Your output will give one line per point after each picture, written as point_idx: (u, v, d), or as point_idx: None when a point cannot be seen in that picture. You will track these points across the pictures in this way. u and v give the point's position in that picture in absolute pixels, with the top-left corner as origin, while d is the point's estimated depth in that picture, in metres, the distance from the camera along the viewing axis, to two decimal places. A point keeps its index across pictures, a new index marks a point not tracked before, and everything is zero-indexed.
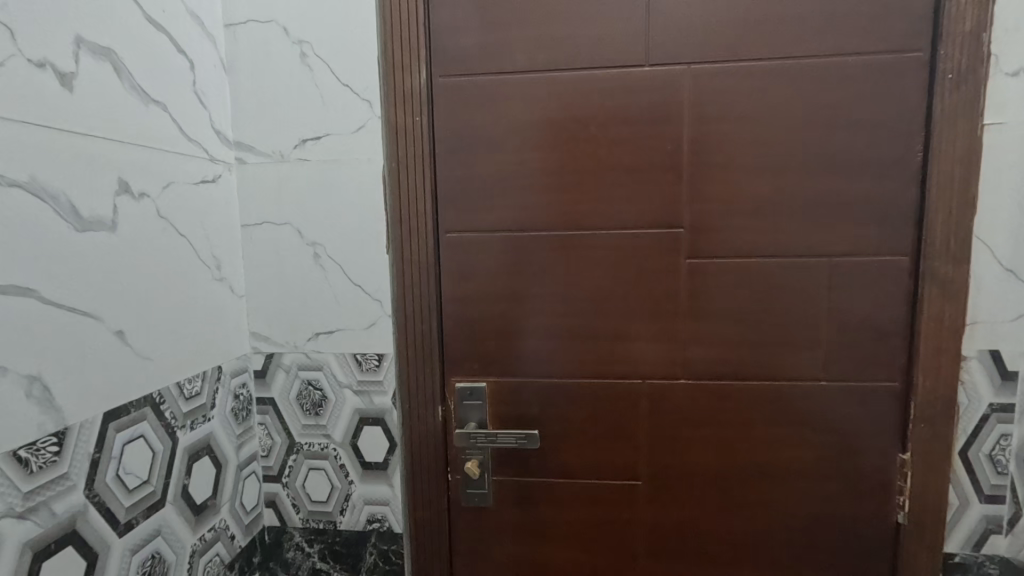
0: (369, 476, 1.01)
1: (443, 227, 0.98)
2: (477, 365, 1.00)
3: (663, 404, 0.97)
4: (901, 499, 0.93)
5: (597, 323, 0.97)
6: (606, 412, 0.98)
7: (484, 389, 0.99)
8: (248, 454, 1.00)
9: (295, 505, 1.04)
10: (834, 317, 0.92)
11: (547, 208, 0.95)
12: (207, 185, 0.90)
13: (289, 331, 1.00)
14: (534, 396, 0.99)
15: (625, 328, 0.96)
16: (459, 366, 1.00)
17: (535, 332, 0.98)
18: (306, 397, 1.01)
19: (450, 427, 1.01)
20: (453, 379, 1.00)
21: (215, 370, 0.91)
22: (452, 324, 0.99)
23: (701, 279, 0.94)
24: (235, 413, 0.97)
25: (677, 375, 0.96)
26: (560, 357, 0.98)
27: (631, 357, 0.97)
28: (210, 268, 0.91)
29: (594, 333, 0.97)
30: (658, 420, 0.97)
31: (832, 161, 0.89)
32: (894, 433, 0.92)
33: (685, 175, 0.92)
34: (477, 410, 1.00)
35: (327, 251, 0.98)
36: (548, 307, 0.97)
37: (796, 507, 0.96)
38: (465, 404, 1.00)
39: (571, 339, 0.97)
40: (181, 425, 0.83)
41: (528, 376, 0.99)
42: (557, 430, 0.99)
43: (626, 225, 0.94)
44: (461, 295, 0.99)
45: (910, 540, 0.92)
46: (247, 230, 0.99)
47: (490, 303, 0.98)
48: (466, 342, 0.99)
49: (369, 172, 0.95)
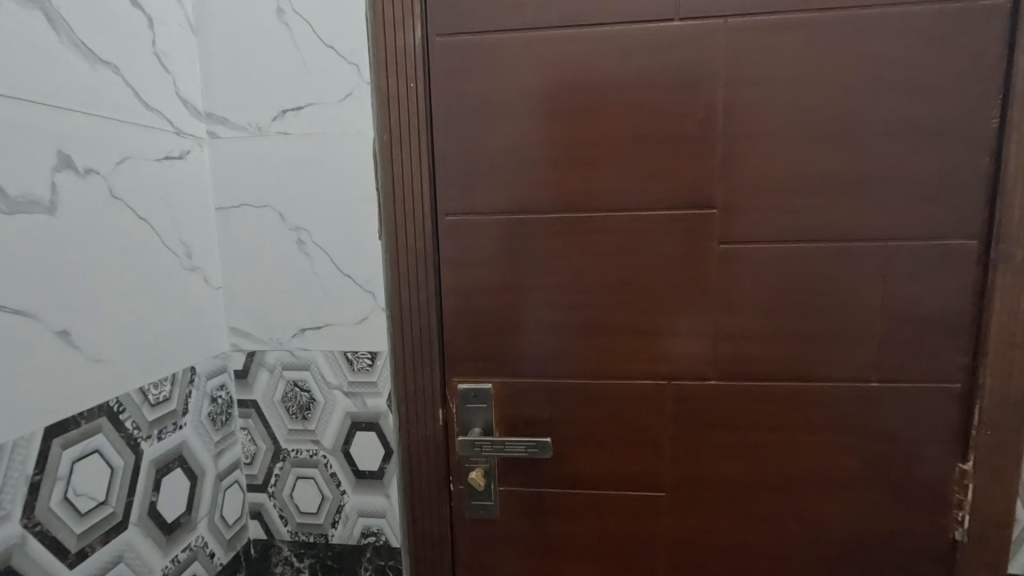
0: (363, 485, 0.92)
1: (442, 209, 0.87)
2: (482, 364, 0.89)
3: (692, 408, 0.86)
4: (960, 513, 0.83)
5: (618, 317, 0.86)
6: (627, 416, 0.87)
7: (489, 390, 0.89)
8: (228, 462, 0.91)
9: (282, 516, 0.94)
10: (888, 311, 0.81)
11: (561, 186, 0.84)
12: (173, 161, 0.79)
13: (273, 326, 0.90)
14: (546, 398, 0.89)
15: (649, 322, 0.85)
16: (462, 365, 0.90)
17: (548, 327, 0.87)
18: (292, 399, 0.91)
19: (452, 433, 0.91)
20: (455, 379, 0.90)
21: (187, 372, 0.81)
22: (453, 319, 0.89)
23: (736, 266, 0.83)
24: (212, 418, 0.87)
25: (707, 375, 0.85)
26: (576, 356, 0.87)
27: (656, 355, 0.86)
28: (180, 257, 0.80)
29: (614, 328, 0.86)
30: (685, 425, 0.86)
31: (892, 129, 0.77)
32: (954, 440, 0.82)
33: (718, 148, 0.80)
34: (481, 414, 0.90)
35: (313, 237, 0.87)
36: (562, 299, 0.86)
37: (839, 521, 0.86)
38: (468, 406, 0.90)
39: (588, 336, 0.87)
40: (146, 436, 0.73)
41: (539, 376, 0.88)
42: (571, 436, 0.89)
43: (651, 206, 0.83)
44: (463, 287, 0.88)
45: (968, 558, 0.82)
46: (223, 214, 0.88)
47: (497, 295, 0.87)
48: (470, 339, 0.89)
49: (358, 147, 0.84)
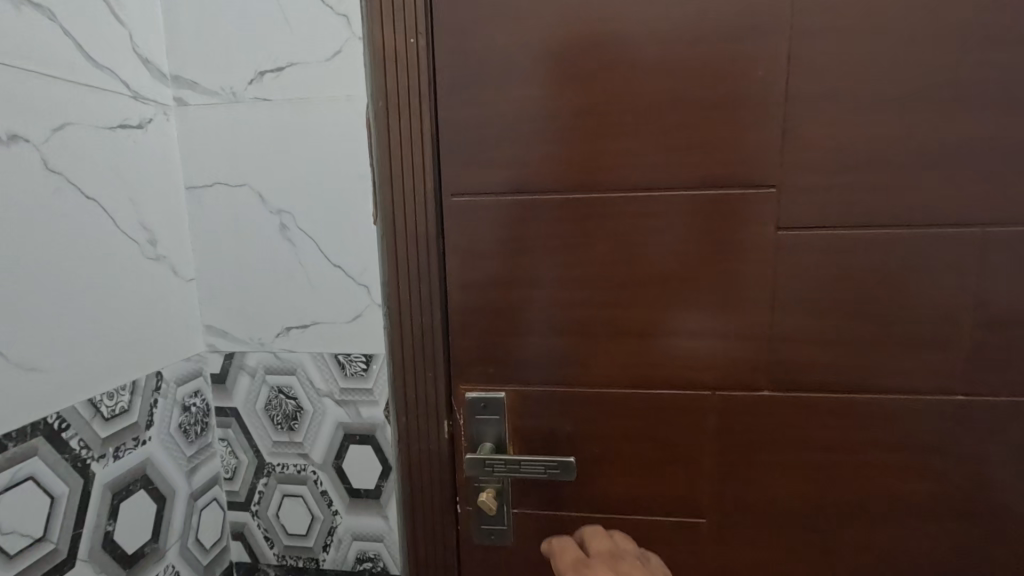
0: (358, 506, 0.80)
1: (447, 189, 0.74)
2: (494, 369, 0.77)
3: (739, 423, 0.74)
4: None
5: (654, 316, 0.73)
6: (663, 432, 0.75)
7: (502, 400, 0.77)
8: (205, 478, 0.79)
9: (267, 538, 0.83)
10: (979, 311, 0.67)
11: (588, 163, 0.71)
12: (130, 130, 0.67)
13: (253, 325, 0.78)
14: (569, 410, 0.76)
15: (691, 323, 0.73)
16: (471, 370, 0.77)
17: (571, 328, 0.75)
18: (276, 407, 0.79)
19: (459, 447, 0.79)
20: (462, 387, 0.78)
21: (152, 379, 0.70)
22: (460, 317, 0.76)
23: (799, 258, 0.69)
24: (185, 430, 0.75)
25: (758, 386, 0.72)
26: (604, 361, 0.75)
27: (698, 361, 0.73)
28: (139, 244, 0.68)
29: (649, 330, 0.73)
30: (731, 443, 0.74)
31: (995, 94, 0.63)
32: None
33: (780, 115, 0.67)
34: (493, 427, 0.78)
35: (297, 220, 0.74)
36: (588, 296, 0.74)
37: (910, 556, 0.74)
38: (476, 418, 0.78)
39: (618, 339, 0.74)
40: (98, 456, 0.62)
41: (560, 384, 0.76)
42: (597, 452, 0.77)
43: (696, 186, 0.70)
44: (472, 281, 0.75)
45: None
46: (193, 194, 0.76)
47: (512, 291, 0.75)
48: (480, 340, 0.77)
49: (349, 115, 0.71)
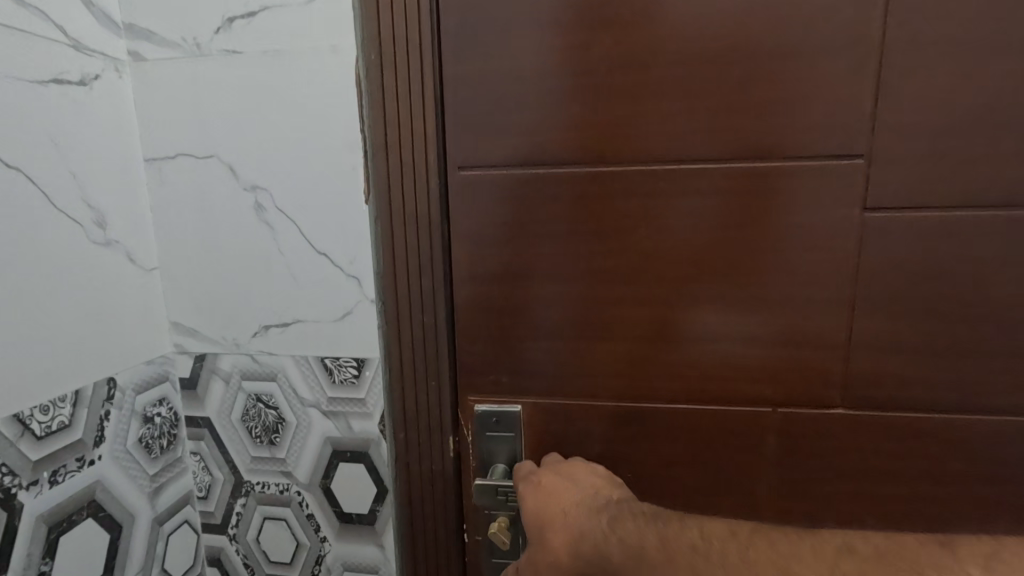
0: (349, 533, 0.69)
1: (453, 160, 0.61)
2: (508, 378, 0.65)
3: (804, 448, 0.61)
4: None
5: (705, 318, 0.60)
6: (711, 455, 0.63)
7: (517, 414, 0.65)
8: (174, 499, 0.69)
9: (247, 566, 0.72)
10: None
11: (626, 130, 0.57)
12: (67, 86, 0.55)
13: (225, 324, 0.67)
14: (597, 427, 0.64)
15: (749, 327, 0.60)
16: (481, 379, 0.65)
17: (601, 331, 0.62)
18: (254, 418, 0.68)
19: (467, 467, 0.67)
20: (470, 398, 0.66)
21: (104, 387, 0.59)
22: (469, 316, 0.64)
23: (889, 248, 0.56)
24: (147, 445, 0.65)
25: (830, 403, 0.60)
26: (640, 370, 0.62)
27: (756, 372, 0.60)
28: (84, 227, 0.57)
29: (698, 334, 0.61)
30: (793, 470, 0.62)
31: None
32: None
33: (872, 68, 0.53)
34: (506, 446, 0.66)
35: (275, 199, 0.62)
36: (623, 292, 0.61)
37: None
38: (487, 435, 0.66)
39: (658, 345, 0.61)
40: (27, 484, 0.52)
41: (587, 397, 0.64)
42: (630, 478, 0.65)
43: (762, 157, 0.56)
44: (483, 273, 0.63)
45: None
46: (154, 167, 0.64)
47: (530, 286, 0.62)
48: (492, 343, 0.64)
49: (335, 70, 0.59)
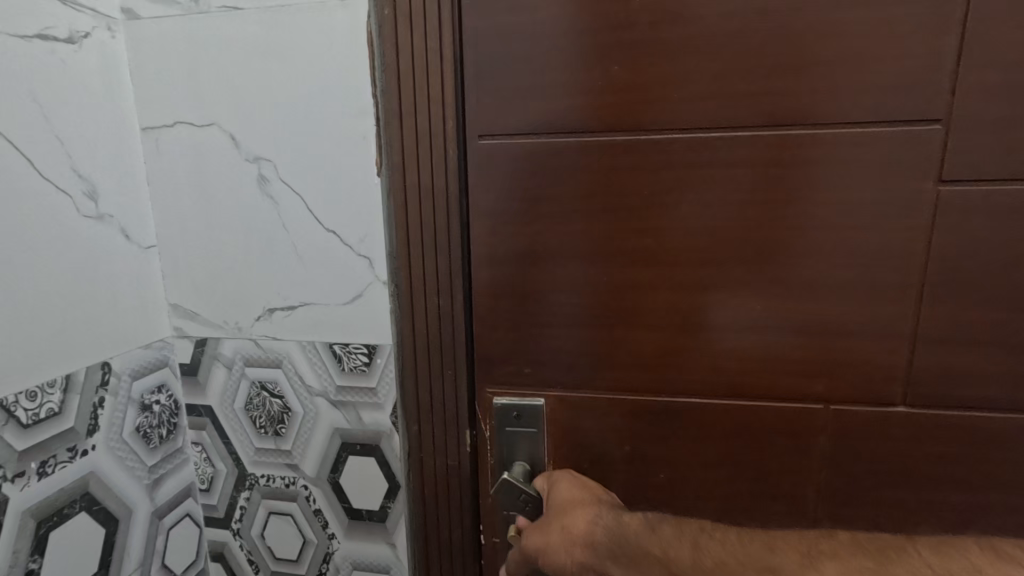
0: (358, 530, 0.65)
1: (472, 128, 0.55)
2: (530, 369, 0.60)
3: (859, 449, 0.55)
4: None
5: (752, 306, 0.54)
6: (754, 456, 0.57)
7: (540, 408, 0.60)
8: (175, 491, 0.65)
9: (252, 562, 0.69)
10: None
11: (668, 95, 0.52)
12: (53, 43, 0.50)
13: (227, 307, 0.62)
14: (628, 424, 0.59)
15: (802, 316, 0.54)
16: (500, 370, 0.60)
17: (635, 319, 0.57)
18: (259, 407, 0.64)
19: (484, 464, 0.62)
20: (488, 390, 0.61)
21: (97, 373, 0.55)
22: (488, 302, 0.59)
23: (964, 228, 0.50)
24: (145, 434, 0.61)
25: (889, 402, 0.54)
26: (676, 362, 0.57)
27: (807, 366, 0.55)
28: (73, 198, 0.53)
29: (742, 323, 0.55)
30: (846, 475, 0.56)
31: None
32: None
33: (954, 20, 0.46)
34: (528, 444, 0.61)
35: (279, 170, 0.57)
36: (660, 276, 0.55)
37: None
38: (507, 430, 0.61)
39: (699, 334, 0.56)
40: (13, 475, 0.48)
41: (618, 391, 0.58)
42: (663, 481, 0.60)
43: (823, 125, 0.50)
44: (504, 255, 0.57)
45: None
46: (151, 136, 0.59)
47: (556, 269, 0.57)
48: (513, 330, 0.59)
49: (345, 27, 0.53)
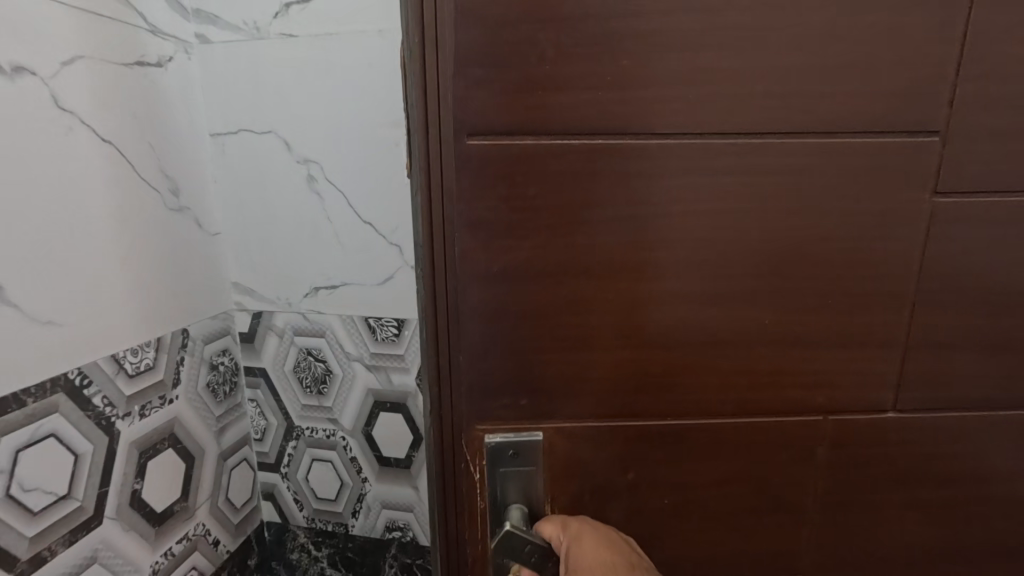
0: (387, 475, 0.77)
1: (458, 116, 0.41)
2: (528, 400, 0.47)
3: (877, 467, 0.52)
4: None
5: (793, 338, 0.48)
6: (782, 484, 0.52)
7: (538, 444, 0.48)
8: (235, 438, 0.78)
9: (297, 500, 0.82)
10: None
11: (713, 87, 0.41)
12: (147, 69, 0.62)
13: (281, 284, 0.74)
14: (631, 449, 0.50)
15: (841, 350, 0.48)
16: (492, 404, 0.47)
17: (654, 346, 0.47)
18: (305, 369, 0.76)
19: (472, 508, 0.50)
20: (475, 429, 0.48)
21: (178, 337, 0.67)
22: (479, 323, 0.45)
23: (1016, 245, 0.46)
24: (213, 389, 0.73)
25: (921, 427, 0.51)
26: (709, 394, 0.49)
27: (841, 398, 0.50)
28: (161, 194, 0.64)
29: (779, 352, 0.48)
30: (874, 494, 0.53)
31: None
32: None
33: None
34: (520, 484, 0.49)
35: (325, 171, 0.69)
36: (698, 293, 0.46)
37: None
38: (498, 472, 0.49)
39: (740, 371, 0.48)
40: (124, 414, 0.60)
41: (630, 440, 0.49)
42: (666, 505, 0.52)
43: (881, 133, 0.43)
44: (499, 274, 0.44)
45: None
46: (218, 141, 0.71)
47: (565, 289, 0.45)
48: (511, 369, 0.46)
49: (381, 51, 0.64)
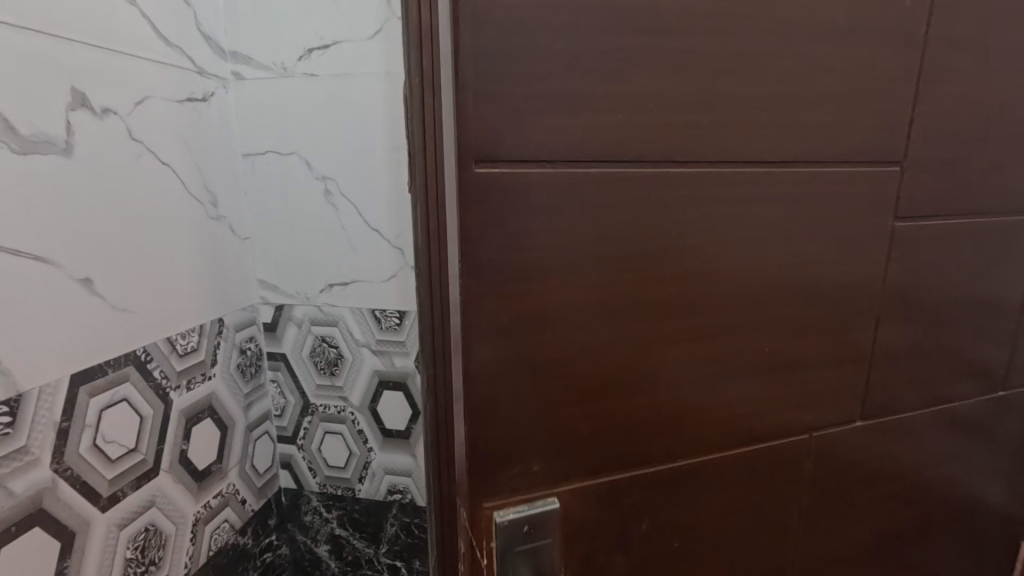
0: (390, 444, 0.91)
1: (479, 154, 0.42)
2: (539, 463, 0.51)
3: (802, 451, 0.63)
4: (995, 501, 0.79)
5: (745, 353, 0.56)
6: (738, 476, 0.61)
7: (550, 510, 0.52)
8: (259, 413, 0.91)
9: (311, 468, 0.95)
10: (999, 297, 0.68)
11: (688, 121, 0.48)
12: (195, 103, 0.75)
13: (300, 280, 0.87)
14: (624, 488, 0.55)
15: (779, 346, 0.58)
16: (503, 475, 0.50)
17: (640, 392, 0.53)
18: (320, 354, 0.89)
19: None
20: (486, 506, 0.50)
21: (215, 324, 0.80)
22: (492, 386, 0.47)
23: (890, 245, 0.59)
24: (241, 369, 0.86)
25: (832, 405, 0.63)
26: (687, 416, 0.56)
27: (779, 389, 0.59)
28: (204, 206, 0.77)
29: (738, 366, 0.57)
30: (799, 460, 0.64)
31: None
32: (1008, 434, 0.76)
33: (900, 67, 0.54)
34: (532, 560, 0.53)
35: (340, 187, 0.82)
36: (677, 327, 0.53)
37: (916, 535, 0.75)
38: (513, 551, 0.51)
39: (713, 381, 0.56)
40: (175, 386, 0.73)
41: (617, 472, 0.54)
42: (677, 549, 0.60)
43: (805, 161, 0.53)
44: (507, 325, 0.46)
45: (990, 539, 0.81)
46: (249, 161, 0.84)
47: (570, 340, 0.49)
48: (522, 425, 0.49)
49: (388, 88, 0.77)
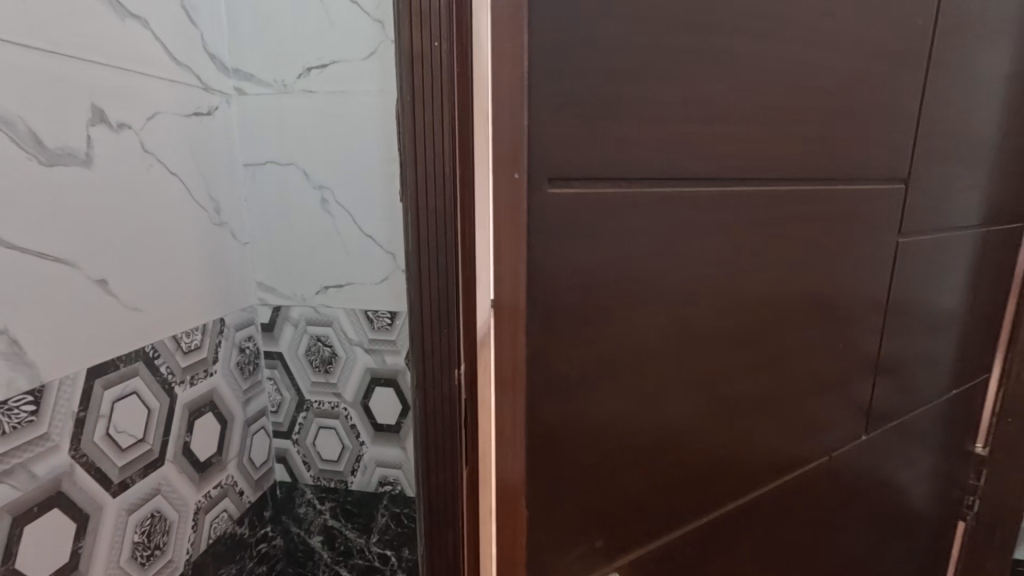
0: (381, 438, 0.96)
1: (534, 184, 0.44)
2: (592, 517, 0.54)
3: (773, 450, 0.67)
4: (927, 483, 0.88)
5: (740, 362, 0.59)
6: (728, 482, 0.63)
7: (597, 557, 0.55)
8: (256, 409, 0.96)
9: (306, 462, 1.00)
10: (927, 299, 0.76)
11: (685, 138, 0.50)
12: (201, 117, 0.80)
13: (297, 282, 0.92)
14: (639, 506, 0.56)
15: (764, 354, 0.61)
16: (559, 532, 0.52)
17: (655, 408, 0.55)
18: (315, 352, 0.94)
19: None
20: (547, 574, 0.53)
21: (216, 324, 0.85)
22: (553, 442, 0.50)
23: (844, 252, 0.65)
24: (240, 366, 0.91)
25: (809, 408, 0.67)
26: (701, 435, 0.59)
27: (762, 395, 0.63)
28: (208, 213, 0.82)
29: (734, 377, 0.59)
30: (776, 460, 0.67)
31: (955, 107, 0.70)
32: (936, 421, 0.85)
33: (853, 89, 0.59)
34: None
35: (335, 196, 0.88)
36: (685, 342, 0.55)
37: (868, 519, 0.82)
38: None
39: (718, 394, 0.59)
40: (180, 381, 0.78)
41: (639, 493, 0.56)
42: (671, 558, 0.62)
43: (782, 177, 0.57)
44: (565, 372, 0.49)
45: (924, 517, 0.90)
46: (250, 170, 0.89)
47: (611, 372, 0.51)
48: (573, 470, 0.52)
49: (381, 105, 0.83)
